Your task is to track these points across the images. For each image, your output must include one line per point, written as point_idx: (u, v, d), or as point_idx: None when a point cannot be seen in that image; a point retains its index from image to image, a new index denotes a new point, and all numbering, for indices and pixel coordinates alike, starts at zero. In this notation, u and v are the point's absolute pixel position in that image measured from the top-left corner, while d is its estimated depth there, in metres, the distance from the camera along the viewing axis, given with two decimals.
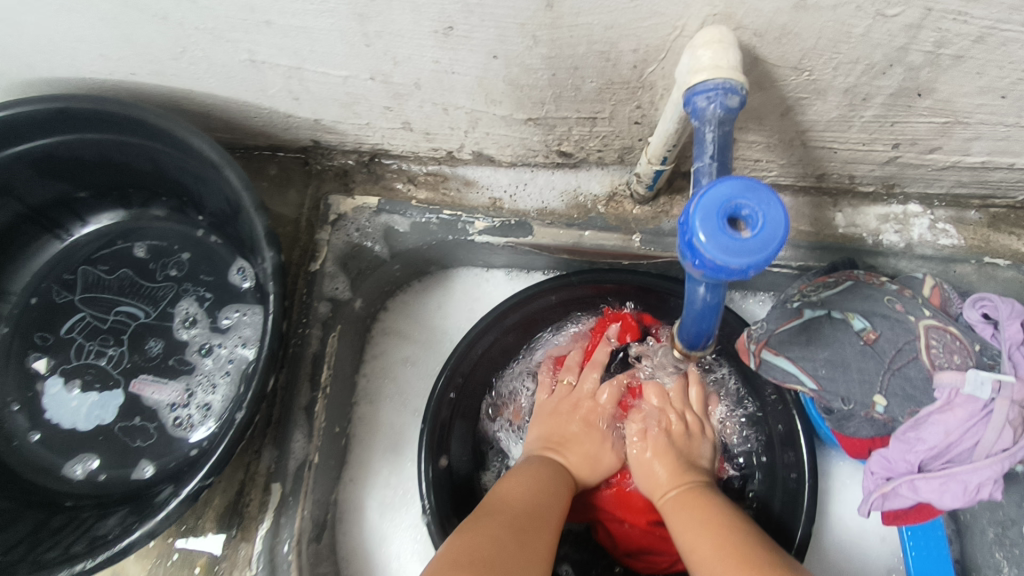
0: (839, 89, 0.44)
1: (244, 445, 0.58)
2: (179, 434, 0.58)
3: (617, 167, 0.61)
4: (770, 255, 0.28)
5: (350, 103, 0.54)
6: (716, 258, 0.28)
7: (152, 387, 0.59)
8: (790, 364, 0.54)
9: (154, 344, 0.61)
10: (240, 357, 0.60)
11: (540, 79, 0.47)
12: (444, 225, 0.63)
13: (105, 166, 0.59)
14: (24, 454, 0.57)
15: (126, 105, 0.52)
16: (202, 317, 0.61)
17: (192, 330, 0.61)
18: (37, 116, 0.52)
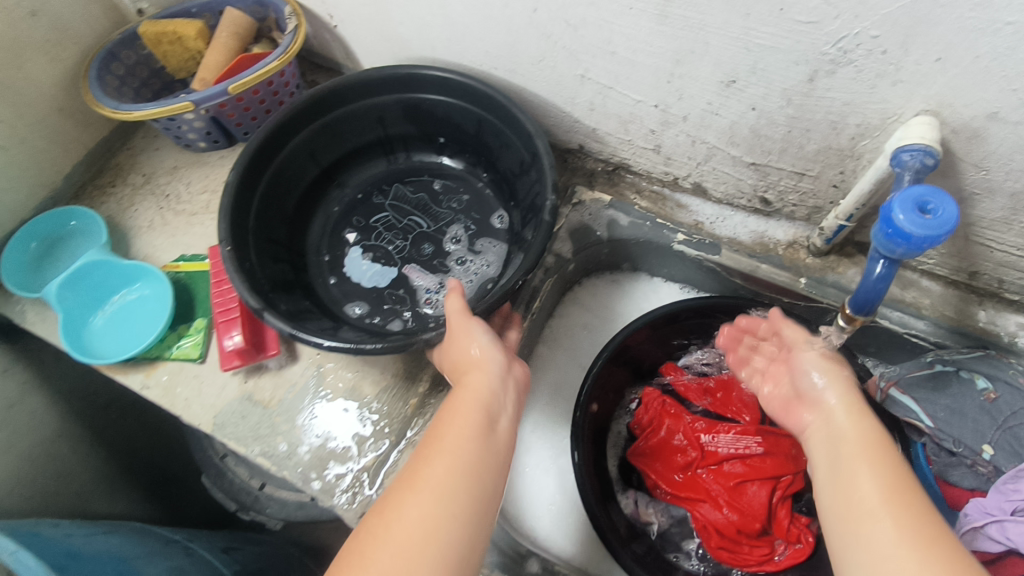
0: (1007, 192, 0.60)
1: None
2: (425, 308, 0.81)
3: (802, 223, 0.79)
4: (942, 233, 0.44)
5: (627, 121, 0.77)
6: (907, 229, 0.45)
7: (418, 272, 0.83)
8: (914, 402, 0.67)
9: (428, 247, 0.85)
10: (484, 274, 0.82)
11: (777, 133, 0.67)
12: (653, 228, 0.83)
13: (445, 121, 0.86)
14: (325, 289, 0.83)
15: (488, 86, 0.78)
16: (465, 240, 0.85)
17: (456, 245, 0.85)
18: (434, 78, 0.80)
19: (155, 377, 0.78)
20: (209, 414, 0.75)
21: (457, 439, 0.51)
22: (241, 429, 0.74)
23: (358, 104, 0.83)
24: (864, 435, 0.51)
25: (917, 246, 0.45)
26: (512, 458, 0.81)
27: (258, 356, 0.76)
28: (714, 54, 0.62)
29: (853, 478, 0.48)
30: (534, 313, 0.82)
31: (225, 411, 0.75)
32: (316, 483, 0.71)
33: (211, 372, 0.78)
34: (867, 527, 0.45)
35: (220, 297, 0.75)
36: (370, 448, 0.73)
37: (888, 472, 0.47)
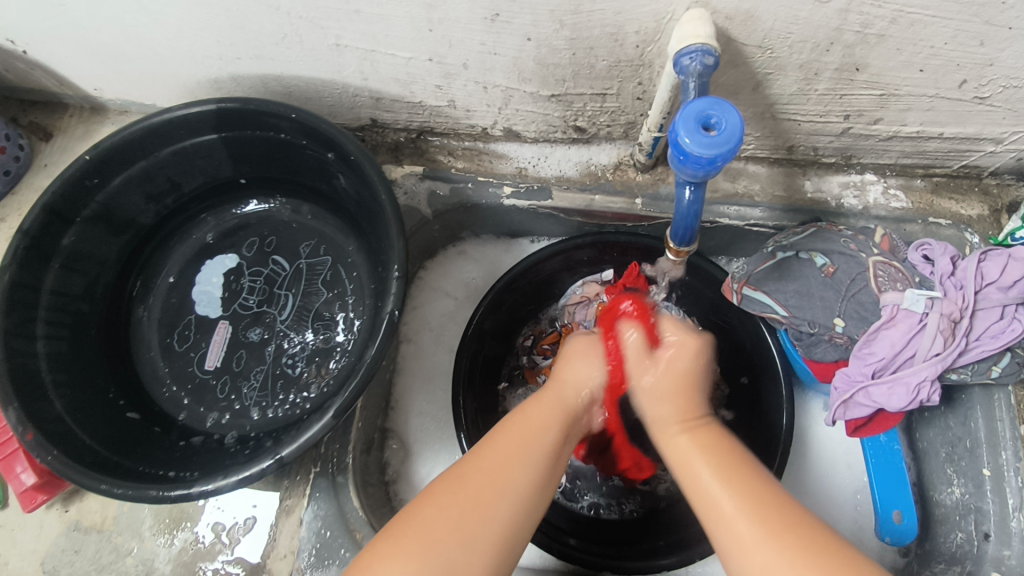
0: (795, 65, 0.57)
1: (255, 342, 0.69)
2: (233, 341, 0.69)
3: (623, 142, 0.74)
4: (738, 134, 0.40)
5: (407, 83, 0.68)
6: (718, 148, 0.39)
7: (213, 344, 0.69)
8: (767, 297, 0.65)
9: (254, 332, 0.70)
10: (219, 303, 0.71)
11: (563, 58, 0.61)
12: (477, 188, 0.75)
13: (159, 175, 0.68)
14: (217, 303, 0.71)
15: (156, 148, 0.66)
16: (214, 313, 0.71)
17: (188, 337, 0.70)
18: (123, 182, 0.66)
19: None
20: (33, 562, 0.63)
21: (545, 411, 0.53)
22: (77, 567, 0.63)
23: (141, 157, 0.66)
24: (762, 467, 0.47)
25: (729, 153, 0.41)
26: (412, 475, 0.75)
27: (65, 485, 0.62)
28: None
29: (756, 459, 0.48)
30: (292, 268, 0.72)
31: (53, 554, 0.63)
32: None
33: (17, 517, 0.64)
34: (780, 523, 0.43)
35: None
36: (241, 531, 0.63)
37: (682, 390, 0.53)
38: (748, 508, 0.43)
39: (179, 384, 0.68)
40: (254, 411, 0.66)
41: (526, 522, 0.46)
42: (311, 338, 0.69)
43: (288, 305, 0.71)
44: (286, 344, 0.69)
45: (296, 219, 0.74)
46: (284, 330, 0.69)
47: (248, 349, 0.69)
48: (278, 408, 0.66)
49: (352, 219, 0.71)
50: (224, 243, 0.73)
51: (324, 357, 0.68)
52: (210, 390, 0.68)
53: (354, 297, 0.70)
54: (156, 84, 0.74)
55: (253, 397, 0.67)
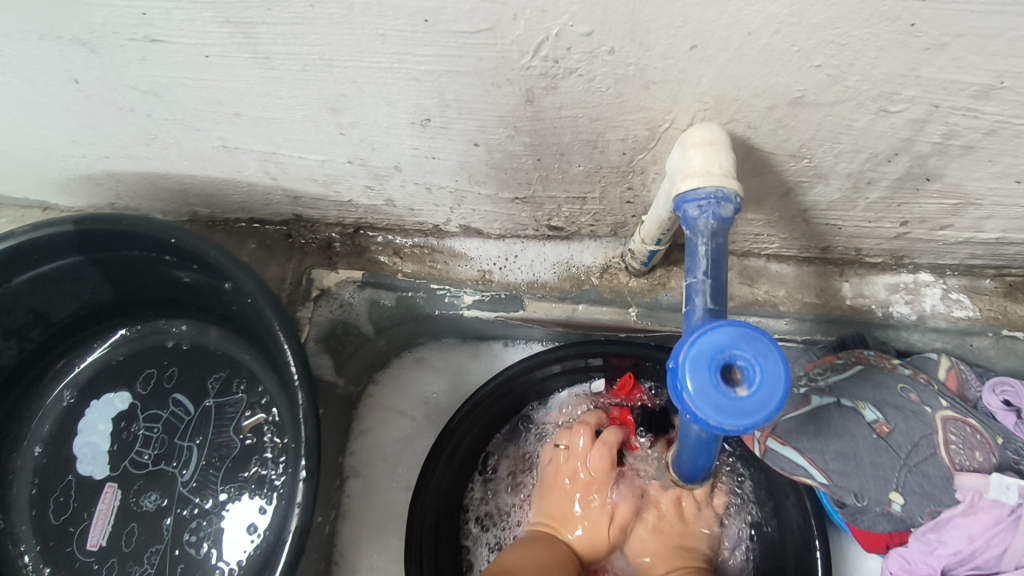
0: (842, 174, 0.42)
1: (150, 513, 0.55)
2: (121, 512, 0.55)
3: (611, 238, 0.59)
4: (778, 406, 0.25)
5: (328, 183, 0.52)
6: (728, 420, 0.25)
7: (97, 515, 0.55)
8: (798, 456, 0.50)
9: (149, 499, 0.55)
10: (104, 459, 0.57)
11: (525, 164, 0.45)
12: (429, 298, 0.60)
13: (11, 310, 0.53)
14: (103, 459, 0.57)
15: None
16: (99, 474, 0.56)
17: (66, 506, 0.56)
18: None
19: None
20: None
21: None
22: None
23: None
24: None
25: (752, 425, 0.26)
26: None
27: None
28: (376, 93, 0.37)
29: None
30: (197, 412, 0.58)
31: None
32: None
33: None
34: None
35: None
36: None
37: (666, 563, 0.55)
38: None
39: (55, 571, 0.54)
40: None
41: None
42: (220, 507, 0.55)
43: (192, 463, 0.56)
44: (189, 516, 0.55)
45: (204, 345, 0.59)
46: (186, 497, 0.55)
47: (139, 522, 0.55)
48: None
49: (269, 353, 0.56)
50: (112, 378, 0.59)
51: (234, 534, 0.54)
52: None
53: (274, 452, 0.56)
54: (20, 180, 0.58)
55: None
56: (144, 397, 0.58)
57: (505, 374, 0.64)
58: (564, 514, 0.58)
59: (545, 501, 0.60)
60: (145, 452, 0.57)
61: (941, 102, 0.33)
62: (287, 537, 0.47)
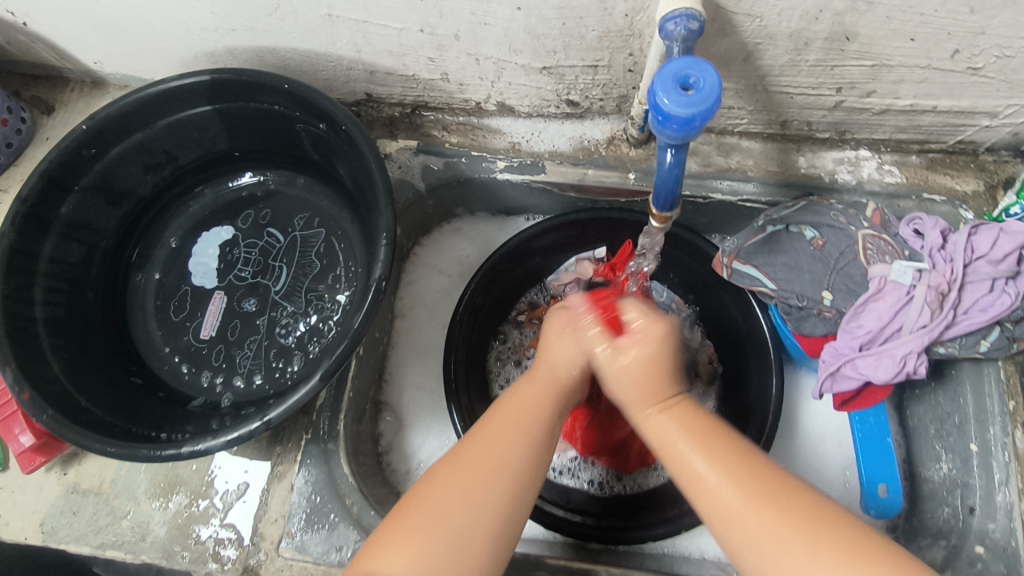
0: (785, 34, 0.57)
1: (251, 313, 0.71)
2: (228, 311, 0.71)
3: (616, 116, 0.74)
4: (712, 107, 0.40)
5: (400, 55, 0.68)
6: (680, 113, 0.40)
7: (209, 313, 0.71)
8: (755, 271, 0.66)
9: (250, 303, 0.71)
10: (214, 273, 0.72)
11: (553, 29, 0.61)
12: (471, 162, 0.76)
13: (153, 148, 0.69)
14: (213, 274, 0.72)
15: (149, 120, 0.67)
16: (212, 283, 0.72)
17: (184, 307, 0.71)
18: (120, 153, 0.67)
19: None
20: (33, 523, 0.65)
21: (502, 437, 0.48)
22: (75, 528, 0.64)
23: (134, 130, 0.67)
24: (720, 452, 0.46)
25: (697, 128, 0.41)
26: (404, 445, 0.77)
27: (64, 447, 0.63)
28: None
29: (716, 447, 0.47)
30: (286, 240, 0.73)
31: (51, 515, 0.65)
32: (184, 555, 0.63)
33: (19, 478, 0.66)
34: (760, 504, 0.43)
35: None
36: (233, 496, 0.65)
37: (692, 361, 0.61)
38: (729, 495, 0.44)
39: (177, 352, 0.69)
40: (249, 377, 0.68)
41: (536, 471, 0.48)
42: (305, 308, 0.70)
43: (282, 276, 0.72)
44: (281, 314, 0.70)
45: (291, 192, 0.75)
46: (279, 302, 0.71)
47: (242, 318, 0.70)
48: (272, 376, 0.68)
49: (347, 193, 0.72)
50: (219, 215, 0.75)
51: (313, 328, 0.69)
52: (205, 357, 0.69)
53: (347, 268, 0.71)
54: (155, 57, 0.74)
55: (247, 366, 0.68)
56: (245, 230, 0.74)
57: (525, 234, 0.79)
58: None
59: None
60: (246, 269, 0.72)
61: None
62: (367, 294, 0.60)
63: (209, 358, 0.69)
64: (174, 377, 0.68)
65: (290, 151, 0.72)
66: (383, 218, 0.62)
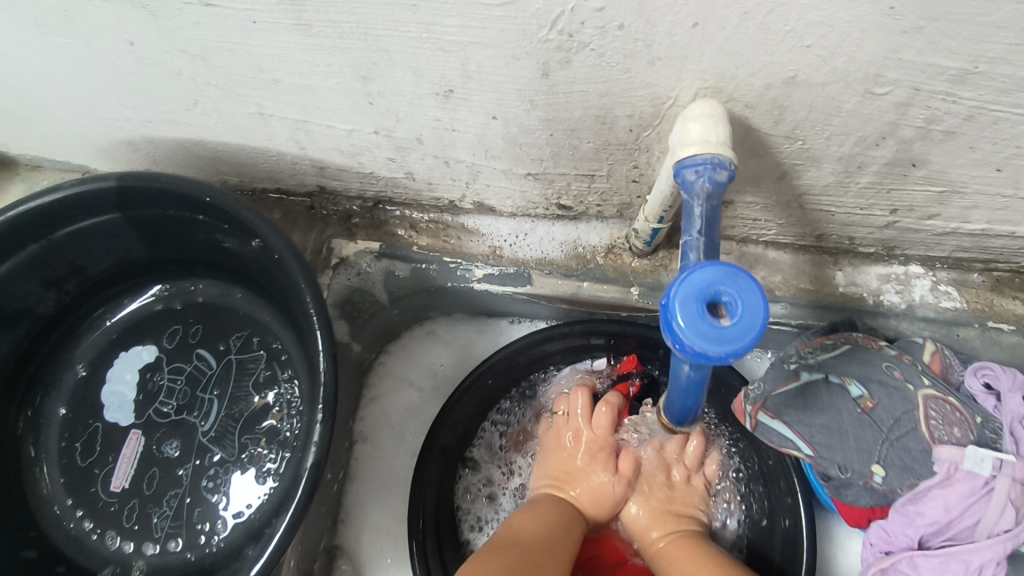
0: (834, 157, 0.45)
1: (171, 461, 0.58)
2: (145, 458, 0.58)
3: (616, 220, 0.62)
4: (752, 345, 0.27)
5: (353, 155, 0.56)
6: (695, 344, 0.28)
7: (122, 459, 0.58)
8: (786, 428, 0.53)
9: (171, 446, 0.59)
10: (128, 409, 0.60)
11: (538, 139, 0.48)
12: (442, 270, 0.63)
13: (52, 261, 0.57)
14: (128, 407, 0.60)
15: (40, 232, 0.54)
16: (127, 420, 0.59)
17: (93, 451, 0.59)
18: (9, 271, 0.54)
19: None
20: None
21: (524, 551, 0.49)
22: None
23: (26, 246, 0.54)
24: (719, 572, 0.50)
25: (721, 362, 0.29)
26: None
27: None
28: (405, 62, 0.41)
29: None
30: (219, 368, 0.61)
31: None
32: None
33: None
34: None
35: None
36: None
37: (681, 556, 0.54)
38: None
39: (80, 509, 0.57)
40: (165, 545, 0.56)
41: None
42: (238, 457, 0.58)
43: (213, 414, 0.59)
44: (209, 464, 0.58)
45: (228, 306, 0.62)
46: (206, 447, 0.58)
47: (161, 467, 0.58)
48: (195, 543, 0.56)
49: (292, 315, 0.60)
50: (139, 333, 0.62)
51: (247, 484, 0.57)
52: (114, 517, 0.57)
53: (290, 405, 0.59)
54: (65, 143, 0.62)
55: (165, 528, 0.56)
56: (170, 352, 0.62)
57: (511, 348, 0.68)
58: (567, 471, 0.59)
59: (547, 462, 0.61)
60: (169, 403, 0.60)
61: (922, 85, 0.36)
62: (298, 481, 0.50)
63: (120, 518, 0.57)
64: (77, 543, 0.56)
65: (225, 262, 0.60)
66: (326, 374, 0.50)
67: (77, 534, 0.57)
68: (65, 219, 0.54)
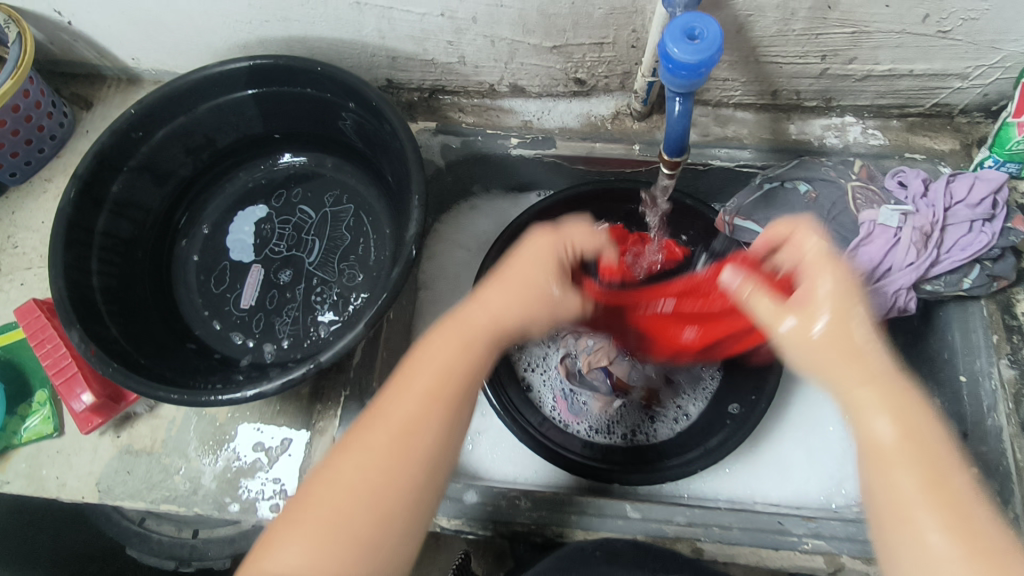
0: (773, 5, 0.63)
1: (286, 284, 0.75)
2: (265, 283, 0.76)
3: (620, 94, 0.81)
4: (715, 54, 0.46)
5: (421, 40, 0.74)
6: (682, 61, 0.46)
7: (248, 285, 0.76)
8: (755, 225, 0.72)
9: (285, 274, 0.76)
10: (247, 251, 0.77)
11: (563, 8, 0.67)
12: (486, 140, 0.81)
13: (192, 133, 0.74)
14: (249, 247, 0.77)
15: (185, 103, 0.71)
16: (250, 257, 0.77)
17: (224, 282, 0.76)
18: (165, 135, 0.72)
19: (12, 469, 0.69)
20: (89, 483, 0.68)
21: (403, 439, 0.44)
22: (130, 486, 0.68)
23: (178, 113, 0.72)
24: (884, 401, 0.45)
25: (699, 74, 0.47)
26: None
27: (119, 408, 0.68)
28: None
29: (897, 404, 0.44)
30: (316, 218, 0.78)
31: (106, 475, 0.68)
32: (234, 506, 0.67)
33: (75, 442, 0.69)
34: (895, 470, 0.42)
35: (50, 360, 0.67)
36: (278, 451, 0.68)
37: (847, 355, 0.47)
38: (938, 454, 0.42)
39: (218, 320, 0.74)
40: (286, 342, 0.73)
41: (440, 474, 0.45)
42: (337, 278, 0.75)
43: (315, 250, 0.77)
44: (316, 284, 0.75)
45: (321, 173, 0.80)
46: (313, 272, 0.76)
47: (278, 289, 0.75)
48: (308, 339, 0.72)
49: (374, 171, 0.78)
50: (254, 196, 0.80)
51: (346, 297, 0.74)
52: (246, 325, 0.74)
53: (376, 239, 0.77)
54: (191, 51, 0.80)
55: (287, 330, 0.73)
56: (279, 208, 0.79)
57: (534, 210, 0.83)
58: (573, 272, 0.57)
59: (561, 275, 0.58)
60: (281, 244, 0.77)
61: None
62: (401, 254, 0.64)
63: (251, 325, 0.74)
64: (219, 342, 0.73)
65: (322, 135, 0.78)
66: (414, 182, 0.66)
67: (218, 337, 0.73)
68: (206, 94, 0.72)
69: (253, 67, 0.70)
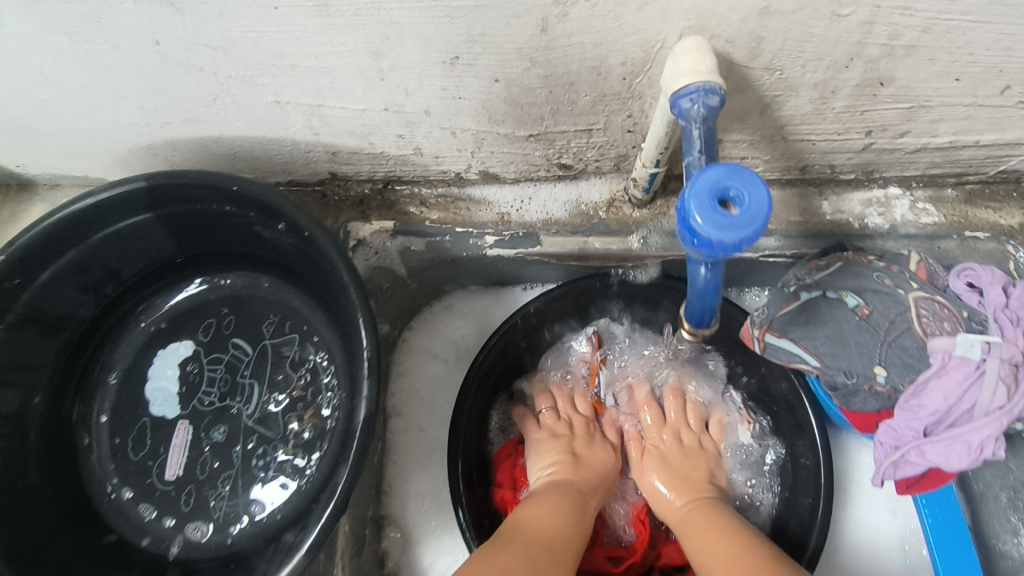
0: (810, 84, 0.49)
1: (218, 444, 0.61)
2: (195, 445, 0.61)
3: (614, 175, 0.66)
4: (758, 231, 0.32)
5: (364, 134, 0.59)
6: (710, 236, 0.33)
7: (173, 449, 0.61)
8: (793, 345, 0.57)
9: (218, 431, 0.62)
10: (170, 402, 0.63)
11: (539, 97, 0.52)
12: (456, 241, 0.66)
13: (88, 268, 0.60)
14: (171, 397, 0.63)
15: (71, 238, 0.57)
16: (172, 411, 0.62)
17: (143, 446, 0.62)
18: (51, 278, 0.57)
19: None
20: None
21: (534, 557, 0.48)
22: None
23: (65, 252, 0.57)
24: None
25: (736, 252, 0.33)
26: (412, 564, 0.68)
27: None
28: (415, 33, 0.45)
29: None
30: (253, 354, 0.64)
31: None
32: None
33: None
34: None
35: None
36: None
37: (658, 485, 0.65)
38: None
39: (137, 496, 0.60)
40: (223, 523, 0.59)
41: None
42: (282, 435, 0.61)
43: (252, 398, 0.62)
44: (256, 445, 0.61)
45: (257, 293, 0.66)
46: (252, 428, 0.61)
47: (209, 451, 0.61)
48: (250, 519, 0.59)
49: (317, 293, 0.63)
50: (177, 329, 0.66)
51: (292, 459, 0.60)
52: (172, 502, 0.60)
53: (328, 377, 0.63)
54: (84, 156, 0.65)
55: (223, 508, 0.59)
56: (208, 342, 0.65)
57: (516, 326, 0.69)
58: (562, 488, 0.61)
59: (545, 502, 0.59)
60: (211, 391, 0.63)
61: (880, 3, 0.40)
62: (351, 431, 0.51)
63: (179, 500, 0.60)
64: (140, 527, 0.60)
65: (252, 250, 0.64)
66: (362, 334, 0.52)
67: (139, 521, 0.60)
68: (98, 225, 0.57)
69: (151, 189, 0.55)
